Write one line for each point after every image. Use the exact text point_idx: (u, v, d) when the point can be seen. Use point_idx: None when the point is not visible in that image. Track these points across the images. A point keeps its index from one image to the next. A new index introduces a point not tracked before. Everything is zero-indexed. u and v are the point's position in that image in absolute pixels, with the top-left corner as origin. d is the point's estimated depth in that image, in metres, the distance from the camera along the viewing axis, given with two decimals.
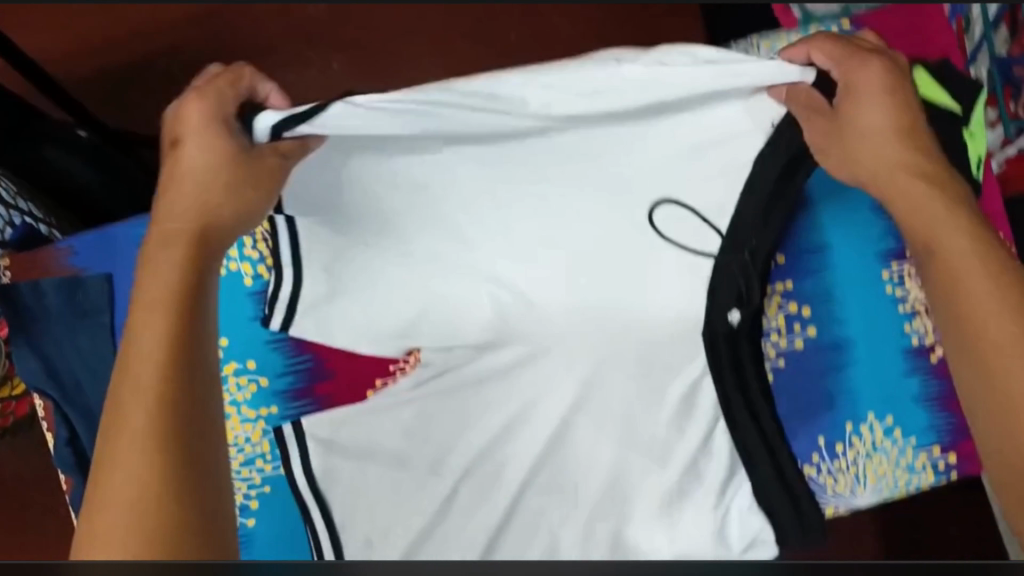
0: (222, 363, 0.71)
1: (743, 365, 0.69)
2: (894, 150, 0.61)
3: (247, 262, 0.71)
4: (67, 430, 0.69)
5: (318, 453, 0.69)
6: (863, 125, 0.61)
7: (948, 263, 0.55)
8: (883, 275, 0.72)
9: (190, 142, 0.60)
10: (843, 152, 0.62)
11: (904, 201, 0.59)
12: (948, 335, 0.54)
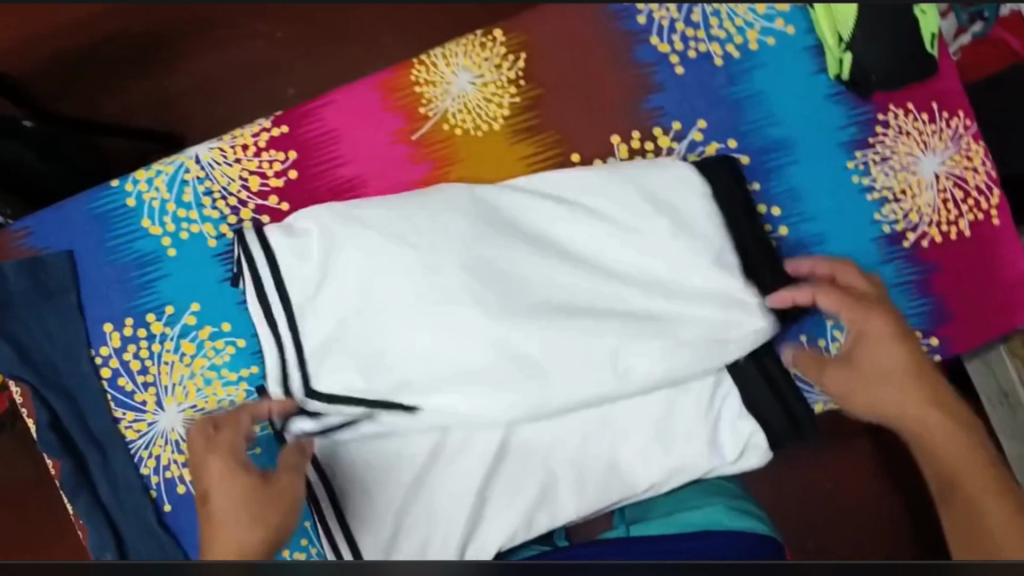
0: (197, 328, 0.69)
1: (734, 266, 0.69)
2: (911, 394, 0.66)
3: (209, 222, 0.69)
4: (46, 412, 0.69)
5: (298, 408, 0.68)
6: (877, 364, 0.67)
7: (951, 466, 0.64)
8: (849, 165, 0.72)
9: (223, 505, 0.62)
10: (868, 399, 0.67)
11: (881, 402, 0.67)
12: (957, 514, 0.60)
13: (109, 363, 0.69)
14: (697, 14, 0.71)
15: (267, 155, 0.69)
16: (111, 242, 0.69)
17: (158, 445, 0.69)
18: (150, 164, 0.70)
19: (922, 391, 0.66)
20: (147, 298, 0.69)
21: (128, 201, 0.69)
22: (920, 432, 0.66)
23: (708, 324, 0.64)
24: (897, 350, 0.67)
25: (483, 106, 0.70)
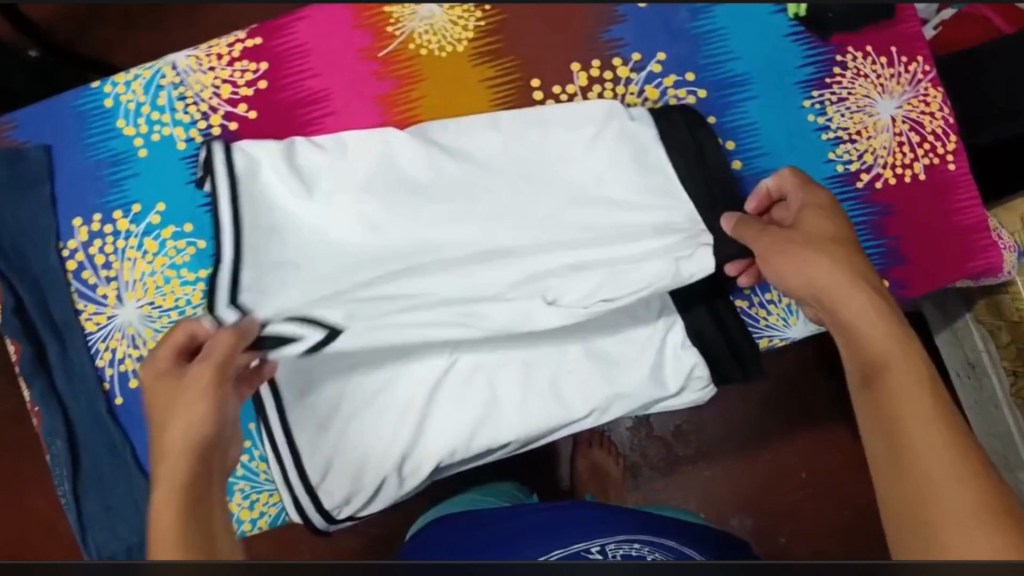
0: (160, 228, 0.72)
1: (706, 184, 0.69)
2: (840, 269, 0.58)
3: (180, 126, 0.72)
4: (13, 296, 0.72)
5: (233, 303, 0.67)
6: (815, 226, 0.61)
7: (894, 401, 0.49)
8: (805, 104, 0.73)
9: (172, 376, 0.58)
10: (778, 266, 0.60)
11: (845, 306, 0.57)
12: (885, 470, 0.47)
13: (75, 256, 0.73)
14: None
15: (239, 65, 0.72)
16: (87, 139, 0.73)
17: (114, 338, 0.72)
18: (129, 69, 0.74)
19: (870, 307, 0.56)
20: (116, 197, 0.73)
21: (105, 101, 0.73)
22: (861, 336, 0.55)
23: (658, 244, 0.68)
24: (862, 300, 0.56)
25: (448, 28, 0.73)
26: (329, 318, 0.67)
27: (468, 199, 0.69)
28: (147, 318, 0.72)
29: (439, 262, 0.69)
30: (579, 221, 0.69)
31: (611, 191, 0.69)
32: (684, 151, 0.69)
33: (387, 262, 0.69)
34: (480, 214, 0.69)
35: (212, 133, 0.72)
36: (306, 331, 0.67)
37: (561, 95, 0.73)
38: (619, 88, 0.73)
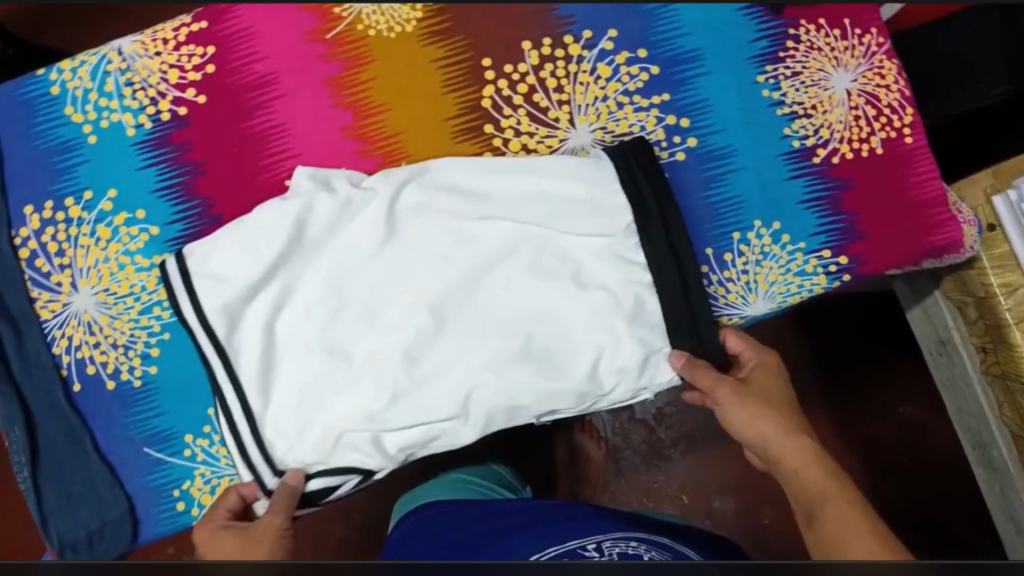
0: (113, 214, 0.72)
1: (674, 234, 0.69)
2: (781, 416, 0.68)
3: (128, 112, 0.72)
4: None
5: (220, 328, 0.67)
6: (766, 385, 0.70)
7: (831, 524, 0.59)
8: (759, 79, 0.72)
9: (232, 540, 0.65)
10: (746, 415, 0.68)
11: (789, 459, 0.66)
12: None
13: (28, 244, 0.72)
14: None
15: (186, 50, 0.72)
16: (36, 126, 0.72)
17: (70, 326, 0.72)
18: (76, 55, 0.73)
19: (808, 458, 0.65)
20: (67, 183, 0.72)
21: (52, 89, 0.72)
22: (812, 499, 0.62)
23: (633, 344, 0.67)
24: (818, 466, 0.65)
25: (396, 8, 0.72)
26: (351, 465, 0.68)
27: (439, 261, 0.68)
28: (102, 305, 0.72)
29: (428, 352, 0.67)
30: (528, 298, 0.68)
31: (588, 255, 0.68)
32: (646, 205, 0.68)
33: (355, 349, 0.68)
34: (444, 265, 0.68)
35: (161, 119, 0.71)
36: (348, 479, 0.68)
37: (512, 74, 0.72)
38: (572, 67, 0.72)
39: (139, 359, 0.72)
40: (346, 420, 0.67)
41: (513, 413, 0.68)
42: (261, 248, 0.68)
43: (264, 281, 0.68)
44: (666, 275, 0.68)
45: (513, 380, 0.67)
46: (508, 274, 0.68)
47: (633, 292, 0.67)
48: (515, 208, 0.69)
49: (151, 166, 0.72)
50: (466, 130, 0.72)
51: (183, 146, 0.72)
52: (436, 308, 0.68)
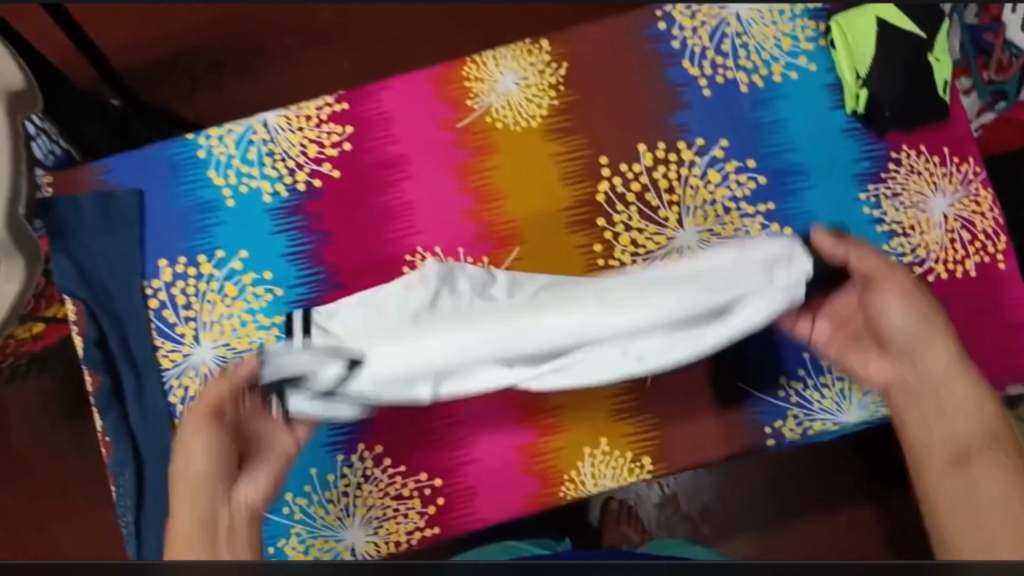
0: (241, 273, 0.76)
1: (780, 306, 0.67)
2: (985, 415, 0.64)
3: (267, 180, 0.77)
4: (95, 330, 0.75)
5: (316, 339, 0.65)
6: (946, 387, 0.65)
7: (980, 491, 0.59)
8: (860, 197, 0.76)
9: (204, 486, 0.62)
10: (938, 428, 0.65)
11: (966, 426, 0.64)
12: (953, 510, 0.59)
13: (158, 295, 0.76)
14: (728, 45, 0.78)
15: (327, 127, 0.77)
16: (178, 186, 0.77)
17: (188, 376, 0.75)
18: (223, 124, 0.78)
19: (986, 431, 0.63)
20: (201, 241, 0.76)
21: (198, 152, 0.77)
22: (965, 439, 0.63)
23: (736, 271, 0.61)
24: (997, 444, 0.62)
25: (524, 104, 0.77)
26: (345, 351, 0.61)
27: (544, 310, 0.59)
28: (220, 359, 0.75)
29: (529, 324, 0.59)
30: (620, 316, 0.58)
31: (705, 290, 0.59)
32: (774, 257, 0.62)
33: (447, 379, 0.60)
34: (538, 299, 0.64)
35: (297, 189, 0.77)
36: (328, 364, 0.62)
37: (627, 173, 0.77)
38: (684, 171, 0.76)
39: None
40: (404, 364, 0.59)
41: (576, 331, 0.58)
42: (375, 306, 0.64)
43: (376, 309, 0.64)
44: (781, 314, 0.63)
45: (586, 341, 0.58)
46: (613, 319, 0.58)
47: (725, 298, 0.59)
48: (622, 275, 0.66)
49: (283, 232, 0.76)
50: (580, 221, 0.76)
51: (315, 216, 0.76)
52: (577, 314, 0.58)
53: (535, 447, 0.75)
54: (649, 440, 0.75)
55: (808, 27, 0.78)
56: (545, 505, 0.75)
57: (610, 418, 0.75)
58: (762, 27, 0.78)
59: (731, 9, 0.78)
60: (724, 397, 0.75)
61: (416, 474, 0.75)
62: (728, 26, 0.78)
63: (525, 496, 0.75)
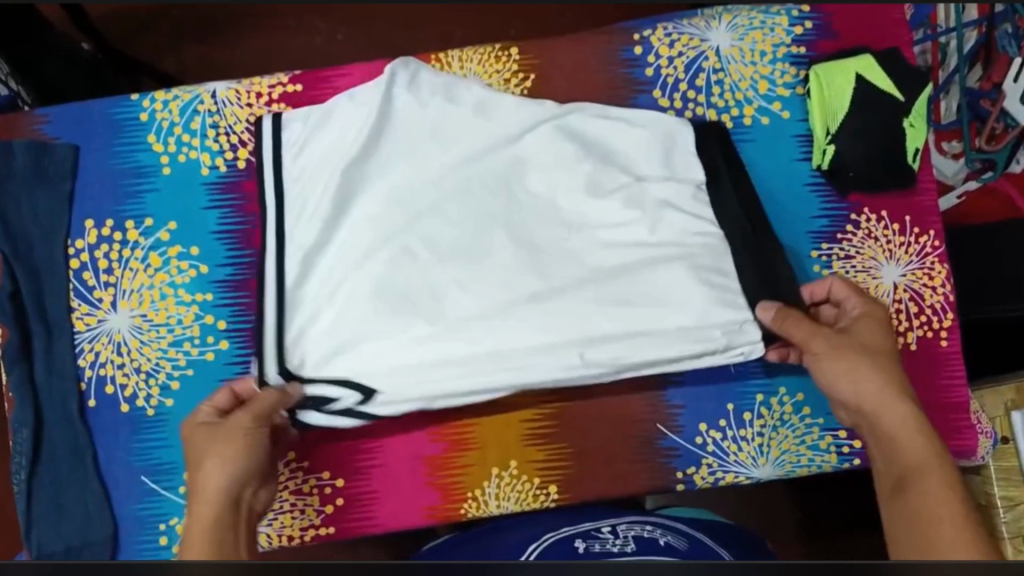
0: (168, 245, 0.73)
1: (769, 252, 0.70)
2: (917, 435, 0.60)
3: (207, 152, 0.74)
4: (10, 282, 0.73)
5: (300, 338, 0.69)
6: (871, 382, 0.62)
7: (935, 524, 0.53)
8: (813, 254, 0.74)
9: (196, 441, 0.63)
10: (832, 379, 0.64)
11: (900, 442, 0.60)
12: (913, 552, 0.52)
13: (80, 256, 0.74)
14: (702, 79, 0.75)
15: (277, 107, 0.74)
16: (115, 146, 0.74)
17: (100, 342, 0.73)
18: (171, 88, 0.75)
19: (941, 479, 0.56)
20: (131, 207, 0.74)
21: (141, 115, 0.74)
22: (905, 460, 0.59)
23: (697, 313, 0.67)
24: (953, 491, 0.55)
25: None
26: (356, 379, 0.67)
27: (476, 283, 0.68)
28: (136, 329, 0.73)
29: (519, 338, 0.67)
30: (608, 354, 0.67)
31: (665, 336, 0.67)
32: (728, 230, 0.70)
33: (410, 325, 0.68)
34: (481, 223, 0.70)
35: (237, 165, 0.74)
36: (346, 394, 0.67)
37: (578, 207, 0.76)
38: None
39: (158, 389, 0.73)
40: (411, 359, 0.67)
41: (541, 350, 0.67)
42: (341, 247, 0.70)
43: (336, 267, 0.70)
44: (730, 214, 0.71)
45: (545, 362, 0.67)
46: (572, 295, 0.68)
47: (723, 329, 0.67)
48: (552, 213, 0.71)
49: (216, 208, 0.74)
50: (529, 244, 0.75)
51: (250, 196, 0.74)
52: (550, 369, 0.67)
53: (443, 462, 0.73)
54: (559, 470, 0.73)
55: (787, 72, 0.74)
56: (446, 519, 0.73)
57: (524, 441, 0.73)
58: (740, 66, 0.75)
59: (712, 42, 0.75)
60: (644, 439, 0.73)
61: (319, 471, 0.73)
62: (706, 60, 0.75)
63: (427, 508, 0.73)
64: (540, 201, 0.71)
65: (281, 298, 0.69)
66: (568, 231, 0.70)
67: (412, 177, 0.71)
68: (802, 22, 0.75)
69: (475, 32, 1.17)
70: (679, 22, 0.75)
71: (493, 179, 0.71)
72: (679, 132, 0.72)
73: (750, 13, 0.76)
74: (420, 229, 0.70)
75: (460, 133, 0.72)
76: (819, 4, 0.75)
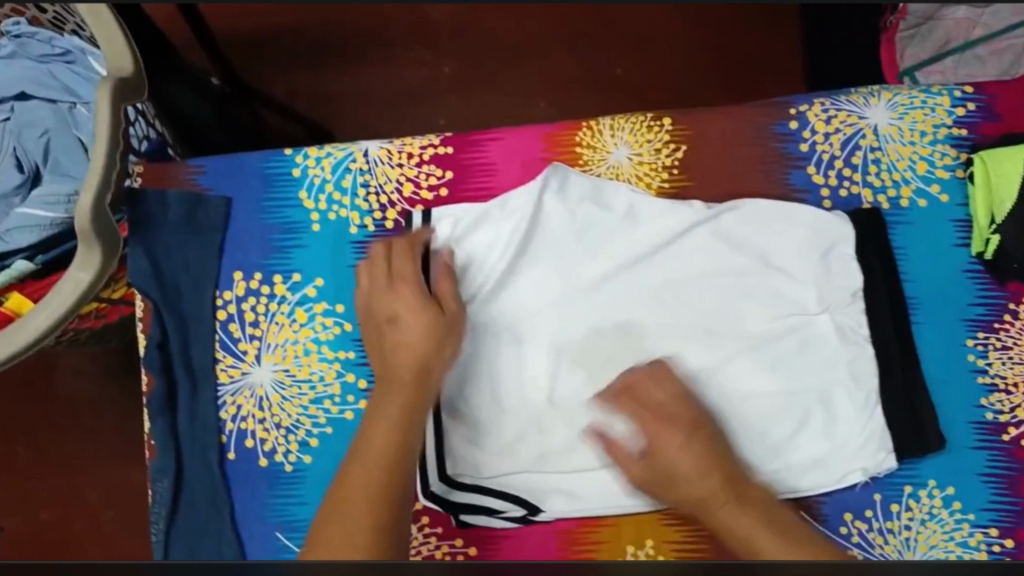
0: (314, 301, 0.74)
1: (914, 380, 0.71)
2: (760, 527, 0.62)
3: (357, 211, 0.75)
4: (159, 332, 0.74)
5: (457, 430, 0.72)
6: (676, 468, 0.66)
7: None
8: (968, 342, 0.72)
9: (379, 297, 0.71)
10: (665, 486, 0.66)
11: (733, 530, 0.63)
12: None
13: (227, 307, 0.75)
14: (859, 157, 0.73)
15: (426, 168, 0.75)
16: (267, 201, 0.75)
17: (243, 395, 0.74)
18: (322, 145, 0.76)
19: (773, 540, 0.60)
20: (279, 261, 0.74)
21: (293, 170, 0.75)
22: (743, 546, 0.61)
23: (849, 444, 0.70)
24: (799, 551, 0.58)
25: (632, 182, 0.74)
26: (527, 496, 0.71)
27: None
28: (278, 384, 0.74)
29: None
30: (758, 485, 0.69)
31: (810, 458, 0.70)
32: (881, 356, 0.71)
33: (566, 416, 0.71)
34: (635, 333, 0.72)
35: (385, 226, 0.74)
36: (512, 506, 0.71)
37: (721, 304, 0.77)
38: None
39: (297, 445, 0.73)
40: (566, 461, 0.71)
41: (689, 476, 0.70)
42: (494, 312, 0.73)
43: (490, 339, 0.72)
44: (884, 330, 0.72)
45: None
46: (724, 417, 0.70)
47: (869, 454, 0.70)
48: (709, 329, 0.72)
49: None
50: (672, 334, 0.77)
51: None
52: (705, 487, 0.70)
53: (577, 537, 0.71)
54: (696, 552, 0.71)
55: (947, 154, 0.72)
56: None
57: (661, 521, 0.71)
58: (899, 146, 0.73)
59: (870, 120, 0.73)
60: None
61: (452, 540, 0.72)
62: (864, 138, 0.73)
63: None
64: (692, 306, 0.72)
65: (438, 405, 0.72)
66: (716, 339, 0.71)
67: (565, 292, 0.73)
68: (965, 103, 0.73)
69: (581, 64, 1.13)
70: (839, 96, 0.74)
71: (646, 294, 0.72)
72: (840, 239, 0.71)
73: (911, 92, 0.74)
74: (571, 340, 0.72)
75: (611, 239, 0.73)
76: (981, 86, 0.73)
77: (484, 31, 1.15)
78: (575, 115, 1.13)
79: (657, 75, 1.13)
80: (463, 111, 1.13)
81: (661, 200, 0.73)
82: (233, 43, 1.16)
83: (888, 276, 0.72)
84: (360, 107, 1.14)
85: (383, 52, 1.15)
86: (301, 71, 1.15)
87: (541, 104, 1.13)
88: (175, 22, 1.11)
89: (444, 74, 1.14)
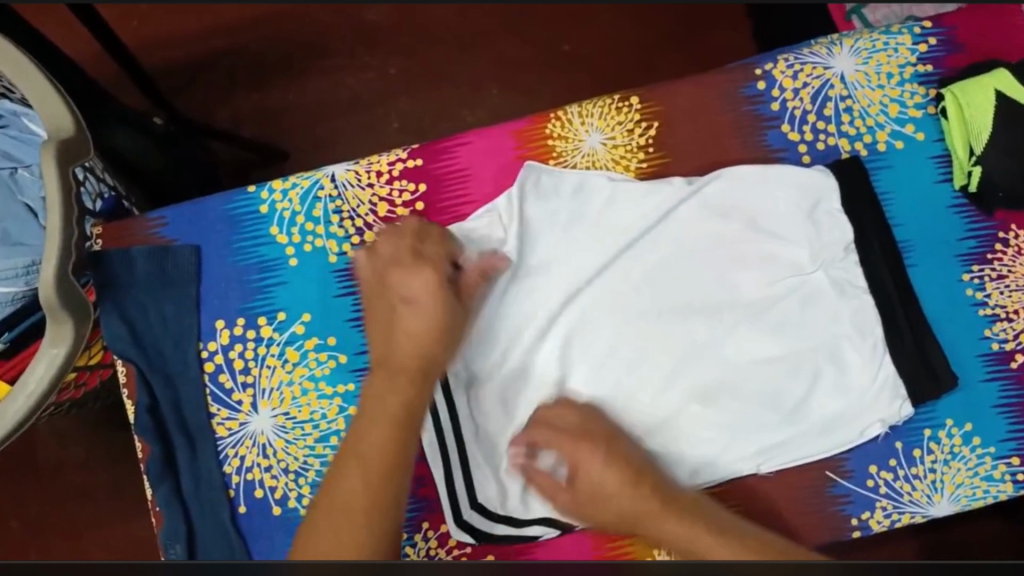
0: (304, 338, 0.71)
1: (919, 320, 0.70)
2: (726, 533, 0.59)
3: (334, 239, 0.73)
4: (147, 396, 0.71)
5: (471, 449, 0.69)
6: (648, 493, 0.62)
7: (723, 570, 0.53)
8: (964, 277, 0.72)
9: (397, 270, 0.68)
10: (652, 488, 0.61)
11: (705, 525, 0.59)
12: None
13: (214, 358, 0.72)
14: (831, 108, 0.73)
15: (398, 184, 0.73)
16: (237, 243, 0.73)
17: (245, 445, 0.71)
18: (287, 177, 0.74)
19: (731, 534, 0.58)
20: (262, 302, 0.72)
21: (260, 207, 0.73)
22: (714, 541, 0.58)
23: (866, 396, 0.68)
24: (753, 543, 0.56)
25: (611, 167, 0.73)
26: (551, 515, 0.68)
27: (638, 377, 0.69)
28: (280, 429, 0.71)
29: (683, 429, 0.68)
30: (780, 452, 0.68)
31: (829, 417, 0.68)
32: (885, 301, 0.70)
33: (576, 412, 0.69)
34: (632, 316, 0.70)
35: None
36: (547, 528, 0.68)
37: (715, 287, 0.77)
38: None
39: (309, 487, 0.70)
40: None
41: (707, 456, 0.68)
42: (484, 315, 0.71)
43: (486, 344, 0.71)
44: (882, 274, 0.70)
45: (712, 463, 0.68)
46: (735, 388, 0.69)
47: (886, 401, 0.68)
48: (708, 302, 0.70)
49: (348, 295, 0.72)
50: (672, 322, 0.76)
51: None
52: (728, 464, 0.68)
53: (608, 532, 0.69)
54: None
55: (917, 92, 0.73)
56: None
57: None
58: (868, 91, 0.73)
59: (836, 69, 0.73)
60: (814, 489, 0.69)
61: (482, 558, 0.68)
62: (832, 88, 0.73)
63: None
64: (687, 280, 0.71)
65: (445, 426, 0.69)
66: (718, 309, 0.70)
67: (560, 287, 0.71)
68: (926, 39, 0.74)
69: (529, 45, 1.12)
70: (801, 50, 0.74)
71: (639, 274, 0.71)
72: (825, 193, 0.71)
73: (871, 36, 0.75)
74: (573, 334, 0.70)
75: (595, 227, 0.72)
76: (940, 20, 0.75)
77: (426, 28, 1.13)
78: (529, 97, 1.10)
79: (605, 45, 1.12)
80: (416, 110, 1.10)
81: (639, 181, 0.72)
82: (166, 78, 1.11)
83: (878, 221, 0.71)
84: (310, 125, 1.10)
85: (323, 64, 1.12)
86: (242, 97, 1.11)
87: (493, 91, 1.10)
88: (104, 65, 1.07)
89: (390, 75, 1.11)
